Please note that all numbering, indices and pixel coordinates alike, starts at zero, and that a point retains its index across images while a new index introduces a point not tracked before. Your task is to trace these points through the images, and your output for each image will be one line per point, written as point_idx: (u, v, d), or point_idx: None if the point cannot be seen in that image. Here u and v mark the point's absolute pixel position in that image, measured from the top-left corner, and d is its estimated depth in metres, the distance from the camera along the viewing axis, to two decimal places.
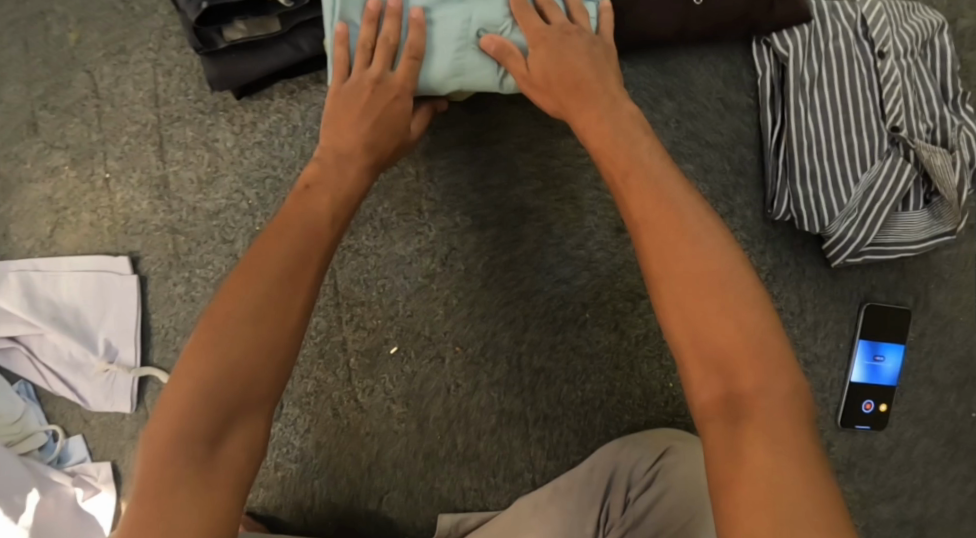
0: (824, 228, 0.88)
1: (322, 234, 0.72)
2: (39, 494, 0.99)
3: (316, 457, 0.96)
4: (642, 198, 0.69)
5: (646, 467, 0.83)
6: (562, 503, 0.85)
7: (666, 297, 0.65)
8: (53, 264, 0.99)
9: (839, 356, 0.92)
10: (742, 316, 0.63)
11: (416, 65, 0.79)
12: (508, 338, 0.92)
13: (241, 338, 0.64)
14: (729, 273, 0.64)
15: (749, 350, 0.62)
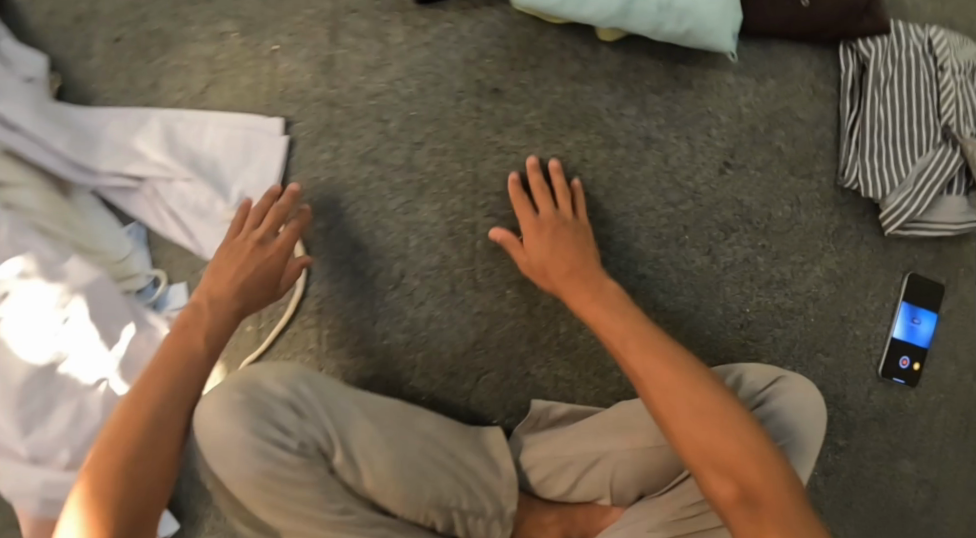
0: (883, 198, 1.07)
1: (195, 349, 0.85)
2: (135, 329, 1.04)
3: (426, 330, 1.03)
4: (620, 332, 0.87)
5: (762, 381, 0.95)
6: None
7: (680, 431, 0.80)
8: (201, 115, 1.05)
9: (884, 313, 1.09)
10: (741, 433, 0.79)
11: (276, 257, 0.95)
12: (619, 244, 1.05)
13: (130, 458, 0.76)
14: (719, 399, 0.81)
15: (749, 457, 0.78)
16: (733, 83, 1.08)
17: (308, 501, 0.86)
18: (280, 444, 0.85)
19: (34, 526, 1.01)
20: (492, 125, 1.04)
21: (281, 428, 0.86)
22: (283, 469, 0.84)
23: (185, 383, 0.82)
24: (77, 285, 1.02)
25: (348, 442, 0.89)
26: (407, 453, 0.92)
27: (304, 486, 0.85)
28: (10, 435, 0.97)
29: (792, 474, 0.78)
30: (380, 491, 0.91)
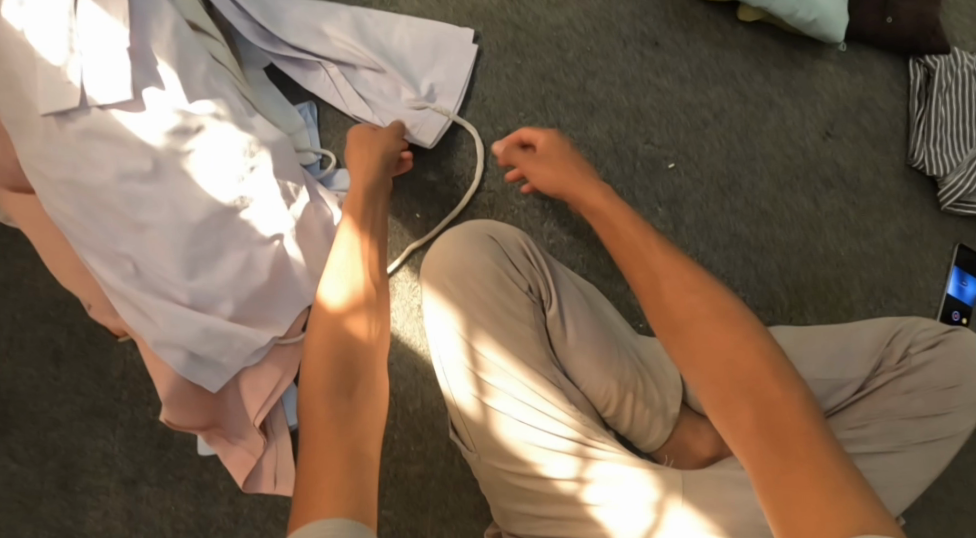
0: (943, 177, 1.28)
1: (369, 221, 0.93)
2: (309, 198, 1.04)
3: (587, 233, 1.13)
4: (634, 245, 0.86)
5: (929, 334, 1.01)
6: (839, 345, 1.02)
7: (691, 356, 0.77)
8: (390, 18, 1.13)
9: (940, 273, 1.27)
10: (753, 350, 0.76)
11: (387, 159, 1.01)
12: (747, 183, 1.20)
13: (337, 363, 0.78)
14: (736, 320, 0.78)
15: (760, 374, 0.74)
16: (832, 71, 1.29)
17: (525, 341, 0.94)
18: (514, 285, 0.96)
19: (171, 380, 0.97)
20: (650, 68, 1.20)
21: (514, 271, 0.97)
22: (515, 312, 0.95)
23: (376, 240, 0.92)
24: (263, 140, 1.02)
25: (560, 301, 0.98)
26: (602, 334, 0.99)
27: (526, 327, 0.95)
28: (175, 275, 0.96)
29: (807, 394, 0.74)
30: (575, 353, 0.98)
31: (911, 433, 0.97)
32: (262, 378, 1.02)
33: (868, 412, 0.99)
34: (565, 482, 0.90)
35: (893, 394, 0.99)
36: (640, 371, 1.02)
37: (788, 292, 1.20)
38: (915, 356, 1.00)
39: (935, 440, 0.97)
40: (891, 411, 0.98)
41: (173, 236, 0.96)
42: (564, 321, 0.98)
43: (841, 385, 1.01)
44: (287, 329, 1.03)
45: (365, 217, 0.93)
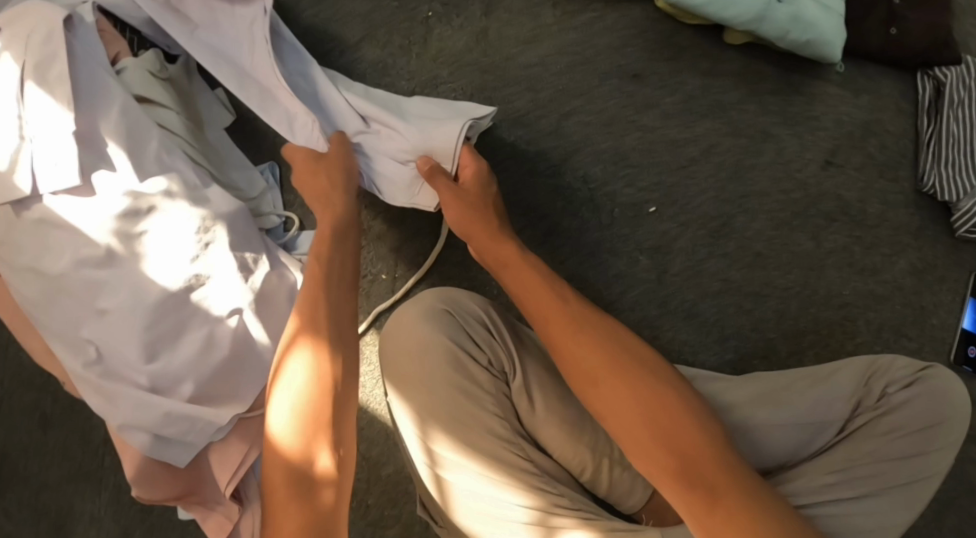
0: (957, 203, 1.20)
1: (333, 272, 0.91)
2: (269, 265, 1.02)
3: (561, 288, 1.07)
4: (556, 313, 0.86)
5: (906, 373, 1.00)
6: (814, 388, 1.00)
7: (616, 420, 0.80)
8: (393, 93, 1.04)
9: (956, 308, 1.20)
10: (668, 405, 0.80)
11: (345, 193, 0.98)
12: (740, 224, 1.13)
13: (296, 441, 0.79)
14: (645, 371, 0.82)
15: (682, 432, 0.78)
16: (834, 93, 1.19)
17: (482, 416, 0.90)
18: (468, 356, 0.91)
19: (138, 459, 0.97)
20: (632, 105, 1.12)
21: (470, 343, 0.92)
22: (474, 384, 0.90)
23: (333, 295, 0.89)
24: (217, 213, 1.00)
25: (525, 370, 0.93)
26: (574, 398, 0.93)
27: (485, 402, 0.90)
28: (134, 359, 0.95)
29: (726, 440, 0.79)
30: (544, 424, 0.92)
31: (891, 475, 0.96)
32: (230, 451, 1.00)
33: (847, 456, 0.97)
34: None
35: (873, 435, 0.98)
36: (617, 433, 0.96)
37: (785, 338, 1.14)
38: (894, 396, 0.99)
39: (915, 480, 0.96)
40: (874, 453, 0.97)
41: (131, 320, 0.95)
42: (531, 390, 0.92)
43: (822, 426, 1.00)
44: (253, 403, 1.01)
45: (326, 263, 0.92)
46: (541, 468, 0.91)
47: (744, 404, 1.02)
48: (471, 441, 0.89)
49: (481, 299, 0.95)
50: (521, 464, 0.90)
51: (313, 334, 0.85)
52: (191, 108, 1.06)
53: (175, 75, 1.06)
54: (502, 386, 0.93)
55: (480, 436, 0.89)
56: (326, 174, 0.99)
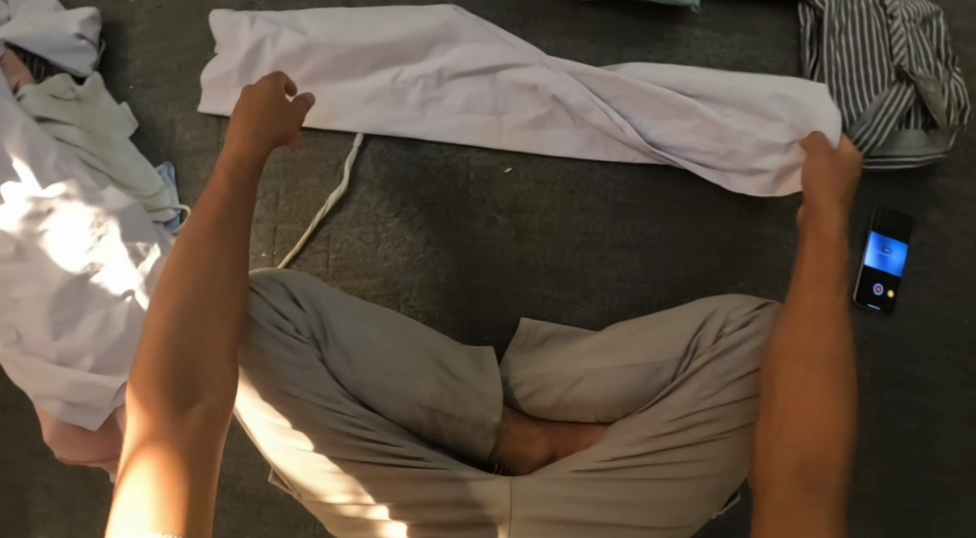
0: (846, 131, 1.17)
1: (221, 205, 0.89)
2: (160, 252, 1.15)
3: (423, 253, 1.14)
4: (814, 297, 0.96)
5: (742, 312, 1.03)
6: (650, 333, 1.06)
7: (795, 341, 0.94)
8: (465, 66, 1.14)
9: (855, 246, 1.19)
10: (823, 326, 0.94)
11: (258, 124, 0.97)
12: (599, 175, 1.15)
13: (160, 393, 0.79)
14: (831, 301, 0.96)
15: (816, 348, 0.93)
16: (701, 37, 1.20)
17: (299, 382, 0.96)
18: (278, 330, 0.97)
19: (55, 422, 1.12)
20: None
21: (282, 316, 0.98)
22: (284, 349, 0.96)
23: (234, 240, 0.88)
24: (111, 209, 1.14)
25: (337, 336, 1.01)
26: (396, 357, 1.02)
27: (302, 369, 0.97)
28: (42, 338, 1.10)
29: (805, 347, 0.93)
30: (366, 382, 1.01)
31: (730, 420, 1.00)
32: (134, 416, 1.13)
33: (685, 403, 1.01)
34: (348, 507, 0.97)
35: (713, 379, 1.01)
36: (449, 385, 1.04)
37: (657, 289, 1.15)
38: (729, 337, 1.02)
39: (742, 428, 1.01)
40: (713, 397, 1.01)
41: (37, 305, 1.10)
42: (348, 352, 1.01)
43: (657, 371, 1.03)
44: None
45: (228, 198, 0.90)
46: (369, 421, 1.00)
47: (595, 348, 1.08)
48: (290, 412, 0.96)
49: (300, 274, 1.02)
50: (338, 424, 0.97)
51: (188, 291, 0.83)
52: (97, 120, 1.21)
53: (85, 93, 1.21)
54: (317, 350, 1.00)
55: (293, 400, 0.96)
56: (246, 113, 0.97)
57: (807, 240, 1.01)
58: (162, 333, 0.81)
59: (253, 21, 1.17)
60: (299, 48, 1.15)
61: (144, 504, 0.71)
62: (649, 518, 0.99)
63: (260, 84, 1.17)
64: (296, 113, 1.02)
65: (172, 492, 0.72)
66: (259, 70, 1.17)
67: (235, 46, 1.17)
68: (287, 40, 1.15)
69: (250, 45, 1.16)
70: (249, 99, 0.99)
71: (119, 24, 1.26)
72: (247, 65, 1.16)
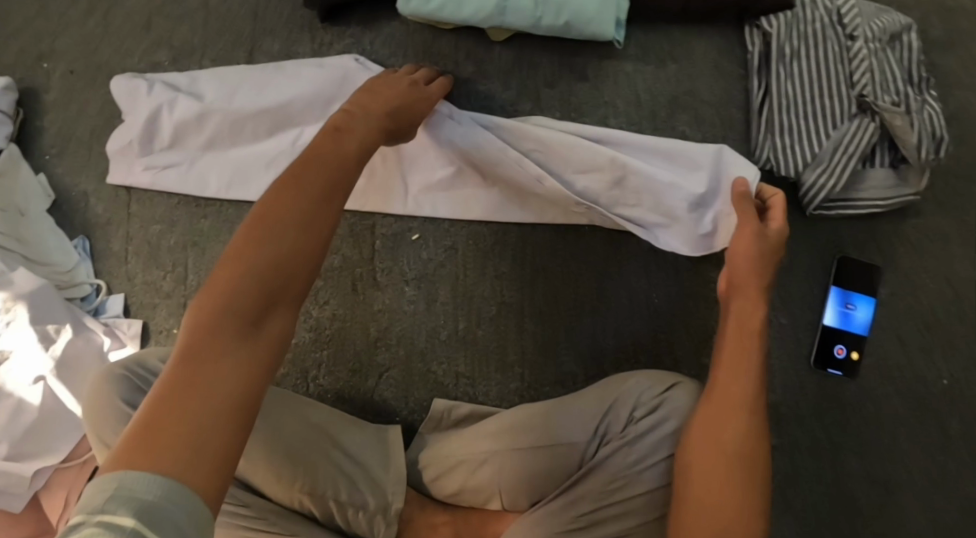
0: (798, 175, 1.03)
1: (344, 160, 0.84)
2: (71, 332, 1.12)
3: (329, 328, 1.08)
4: (729, 376, 0.90)
5: (651, 394, 0.96)
6: (561, 413, 0.99)
7: (705, 436, 0.89)
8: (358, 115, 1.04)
9: (813, 300, 1.05)
10: (736, 420, 0.88)
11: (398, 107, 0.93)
12: (514, 238, 1.06)
13: (217, 319, 0.73)
14: (747, 393, 0.89)
15: (731, 444, 0.88)
16: (630, 71, 1.08)
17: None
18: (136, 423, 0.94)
19: None
20: None
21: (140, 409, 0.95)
22: None
23: (340, 197, 0.81)
24: (19, 292, 1.11)
25: None
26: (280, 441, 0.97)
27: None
28: None
29: (715, 439, 0.88)
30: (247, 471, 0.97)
31: (646, 511, 0.93)
32: (51, 498, 1.11)
33: (595, 494, 0.94)
34: None
35: (622, 467, 0.94)
36: (348, 474, 1.00)
37: (582, 362, 1.05)
38: (639, 422, 0.95)
39: (656, 522, 0.93)
40: (625, 488, 0.94)
41: None
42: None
43: (566, 461, 0.97)
44: (69, 453, 1.12)
45: (336, 142, 0.85)
46: (258, 510, 0.97)
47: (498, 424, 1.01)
48: None
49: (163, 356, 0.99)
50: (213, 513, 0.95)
51: (261, 226, 0.77)
52: (11, 190, 1.16)
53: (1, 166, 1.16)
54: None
55: None
56: (377, 93, 0.93)
57: (725, 324, 0.94)
58: (242, 262, 0.75)
59: (152, 85, 1.13)
60: (197, 115, 1.10)
61: (183, 449, 0.66)
62: None
63: (163, 151, 1.14)
64: (430, 102, 0.97)
65: (218, 438, 0.68)
66: (161, 138, 1.13)
67: (135, 114, 1.13)
68: (184, 106, 1.11)
69: (148, 112, 1.11)
70: (382, 82, 0.96)
71: (34, 90, 1.23)
72: (148, 133, 1.12)
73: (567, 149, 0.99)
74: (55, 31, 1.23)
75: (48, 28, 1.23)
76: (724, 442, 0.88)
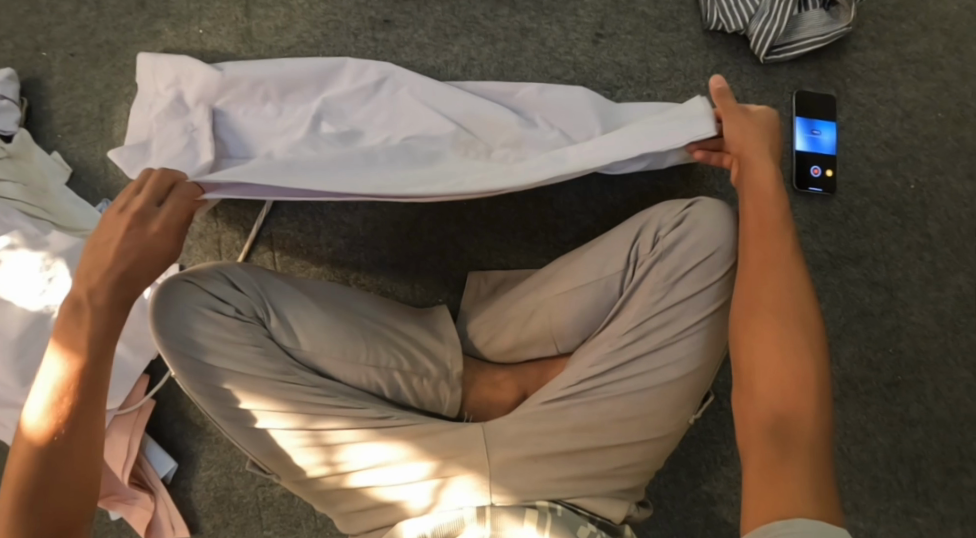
0: (746, 27, 1.18)
1: (96, 329, 0.86)
2: None
3: (364, 231, 1.17)
4: (761, 251, 0.92)
5: (672, 214, 1.01)
6: (594, 251, 1.04)
7: (746, 295, 0.91)
8: (301, 96, 1.12)
9: (784, 134, 1.21)
10: (773, 276, 0.90)
11: (131, 236, 0.88)
12: None
13: None
14: (776, 249, 0.91)
15: (773, 299, 0.89)
16: None
17: (243, 359, 0.96)
18: (218, 311, 0.97)
19: None
20: (387, 49, 1.22)
21: (218, 300, 0.97)
22: (223, 330, 0.96)
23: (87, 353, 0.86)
24: (57, 251, 1.16)
25: (282, 311, 1.01)
26: (345, 330, 1.01)
27: (243, 346, 0.96)
28: (12, 386, 1.12)
29: (759, 294, 0.90)
30: (321, 355, 1.01)
31: (689, 315, 0.99)
32: (116, 446, 1.14)
33: (638, 310, 0.99)
34: (326, 478, 0.98)
35: (660, 282, 0.99)
36: (402, 347, 1.04)
37: (597, 217, 1.17)
38: (666, 239, 1.00)
39: (702, 321, 0.99)
40: (670, 299, 0.99)
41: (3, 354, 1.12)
42: (294, 330, 1.00)
43: (607, 293, 1.02)
44: (126, 399, 1.15)
45: (86, 312, 0.86)
46: (328, 390, 0.99)
47: (534, 287, 1.07)
48: (245, 391, 0.96)
49: (241, 263, 1.02)
50: (298, 399, 0.97)
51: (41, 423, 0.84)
52: (32, 173, 1.21)
53: (15, 151, 1.20)
54: (260, 327, 0.99)
55: (245, 378, 0.96)
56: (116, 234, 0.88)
57: (744, 194, 0.95)
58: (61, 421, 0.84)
59: (176, 75, 1.12)
60: (214, 94, 1.11)
61: None
62: (620, 435, 0.99)
63: (162, 141, 1.09)
64: (168, 226, 0.90)
65: None
66: (168, 126, 1.10)
67: (150, 101, 1.13)
68: (201, 80, 1.11)
69: (168, 96, 1.11)
70: (110, 223, 0.89)
71: (36, 79, 1.27)
72: (167, 112, 1.10)
73: (484, 128, 1.10)
74: (48, 22, 1.26)
75: (40, 22, 1.26)
76: (769, 296, 0.90)
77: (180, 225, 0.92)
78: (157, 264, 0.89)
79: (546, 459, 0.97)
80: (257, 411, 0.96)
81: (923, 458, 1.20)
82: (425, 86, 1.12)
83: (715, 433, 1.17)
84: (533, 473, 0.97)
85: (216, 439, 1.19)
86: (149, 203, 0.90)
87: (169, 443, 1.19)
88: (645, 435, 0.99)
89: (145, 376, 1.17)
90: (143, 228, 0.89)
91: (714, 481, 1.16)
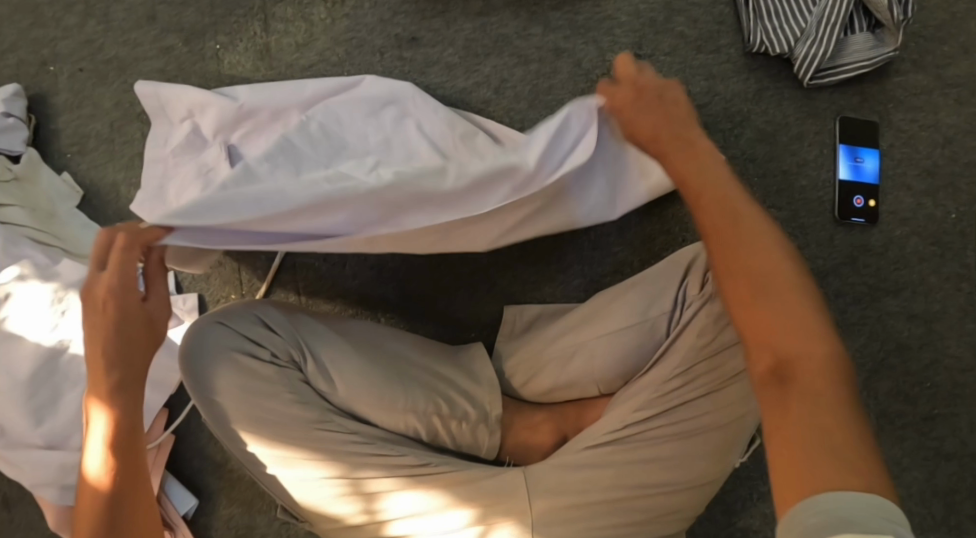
0: (791, 51, 1.14)
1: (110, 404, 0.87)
2: None
3: (392, 262, 1.13)
4: (714, 199, 0.82)
5: None
6: (639, 289, 1.01)
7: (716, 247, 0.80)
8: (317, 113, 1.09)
9: (825, 161, 1.18)
10: (734, 220, 0.80)
11: (96, 311, 0.86)
12: None
13: None
14: (731, 194, 0.82)
15: (741, 245, 0.79)
16: None
17: (278, 405, 0.94)
18: (253, 356, 0.94)
19: (57, 509, 1.09)
20: (414, 69, 1.17)
21: (253, 344, 0.95)
22: (256, 375, 0.94)
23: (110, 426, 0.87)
24: (70, 281, 1.11)
25: (318, 354, 0.97)
26: (379, 374, 0.97)
27: (278, 393, 0.94)
28: (24, 426, 1.06)
29: (728, 245, 0.80)
30: (359, 402, 0.97)
31: (739, 360, 0.94)
32: None
33: (684, 354, 0.95)
34: (364, 527, 0.95)
35: (707, 324, 0.95)
36: (435, 388, 1.00)
37: (635, 249, 1.13)
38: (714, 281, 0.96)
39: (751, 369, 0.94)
40: (716, 344, 0.95)
41: (14, 393, 1.07)
42: (330, 373, 0.97)
43: (653, 334, 1.00)
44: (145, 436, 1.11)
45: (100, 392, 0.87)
46: (366, 437, 0.96)
47: (577, 325, 1.04)
48: (280, 439, 0.94)
49: (277, 304, 0.99)
50: (334, 447, 0.95)
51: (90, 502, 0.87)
52: (41, 197, 1.16)
53: (23, 172, 1.15)
54: (297, 373, 0.96)
55: (281, 426, 0.94)
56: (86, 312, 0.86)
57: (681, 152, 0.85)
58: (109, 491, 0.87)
59: (191, 109, 1.10)
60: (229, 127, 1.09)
61: None
62: (666, 480, 0.95)
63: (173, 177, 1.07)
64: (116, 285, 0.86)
65: None
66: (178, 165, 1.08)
67: (167, 135, 1.11)
68: (216, 112, 1.09)
69: (185, 128, 1.09)
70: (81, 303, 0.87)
71: (42, 95, 1.20)
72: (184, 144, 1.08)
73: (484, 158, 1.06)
74: (53, 36, 1.20)
75: (45, 36, 1.20)
76: (738, 242, 0.79)
77: (129, 283, 0.87)
78: (127, 324, 0.86)
79: (591, 508, 0.94)
80: (296, 459, 0.94)
81: (957, 492, 1.18)
82: (436, 125, 1.09)
83: (750, 469, 1.15)
84: (574, 520, 0.94)
85: (237, 476, 1.15)
86: (96, 273, 0.87)
87: (187, 479, 1.15)
88: (691, 481, 0.95)
89: (164, 410, 1.13)
90: (95, 300, 0.86)
91: (749, 518, 1.14)
